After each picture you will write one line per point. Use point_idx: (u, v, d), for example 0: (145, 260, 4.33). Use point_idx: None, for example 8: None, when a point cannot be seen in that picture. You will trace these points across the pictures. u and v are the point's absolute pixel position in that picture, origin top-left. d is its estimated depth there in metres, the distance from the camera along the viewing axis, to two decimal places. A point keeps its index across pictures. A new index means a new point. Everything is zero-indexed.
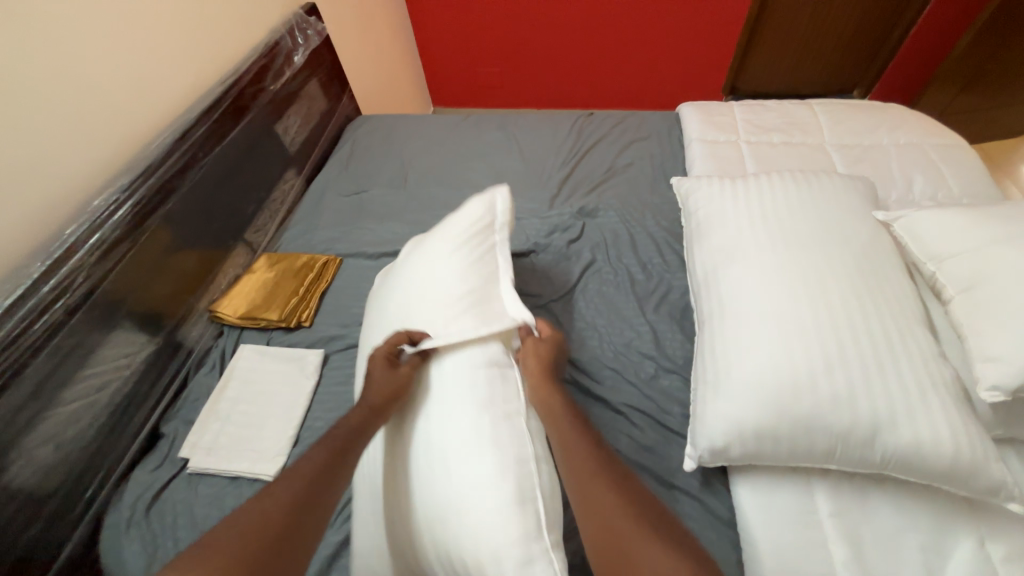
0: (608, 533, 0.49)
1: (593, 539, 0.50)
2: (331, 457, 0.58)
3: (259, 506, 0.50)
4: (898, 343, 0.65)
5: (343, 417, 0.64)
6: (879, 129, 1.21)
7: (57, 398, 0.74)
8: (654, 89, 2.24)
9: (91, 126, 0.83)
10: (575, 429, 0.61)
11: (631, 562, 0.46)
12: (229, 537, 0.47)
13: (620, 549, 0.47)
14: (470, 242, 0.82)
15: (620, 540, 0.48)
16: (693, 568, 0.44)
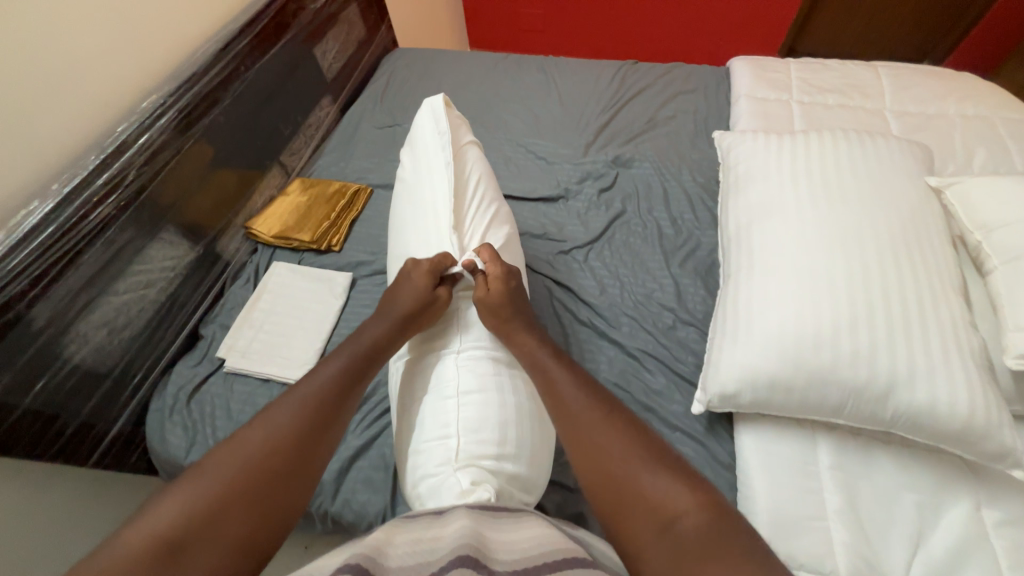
0: (603, 468, 0.52)
1: (590, 474, 0.53)
2: (343, 372, 0.60)
3: (266, 427, 0.52)
4: (929, 307, 0.64)
5: (357, 341, 0.65)
6: (947, 98, 1.12)
7: (110, 287, 0.80)
8: (705, 45, 2.10)
9: (142, 27, 0.84)
10: (567, 375, 0.62)
11: (627, 490, 0.50)
12: (235, 454, 0.49)
13: (618, 483, 0.51)
14: (432, 178, 0.79)
15: (615, 472, 0.52)
16: (684, 487, 0.49)
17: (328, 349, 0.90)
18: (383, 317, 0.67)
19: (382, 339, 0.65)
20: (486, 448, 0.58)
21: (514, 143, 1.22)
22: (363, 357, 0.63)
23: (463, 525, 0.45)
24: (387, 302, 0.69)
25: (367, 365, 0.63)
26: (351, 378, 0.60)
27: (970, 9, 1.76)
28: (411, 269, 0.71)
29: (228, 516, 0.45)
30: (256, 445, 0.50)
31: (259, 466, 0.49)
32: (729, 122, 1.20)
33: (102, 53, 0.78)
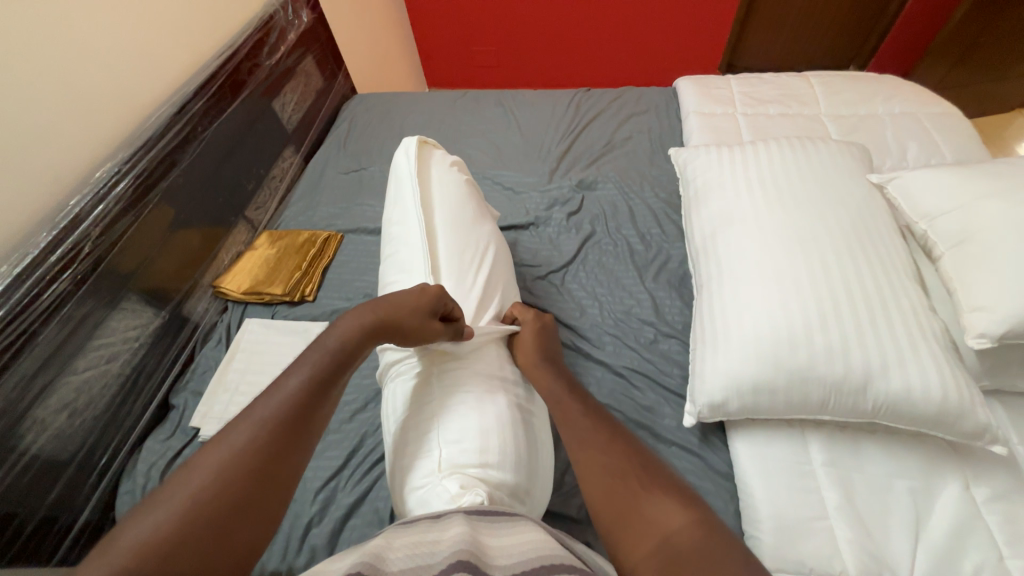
0: (618, 500, 0.52)
1: (604, 508, 0.52)
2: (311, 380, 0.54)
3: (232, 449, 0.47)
4: (891, 299, 0.67)
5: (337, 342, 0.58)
6: (875, 99, 1.21)
7: (69, 366, 0.76)
8: (651, 67, 2.23)
9: (93, 99, 0.83)
10: (585, 413, 0.63)
11: (644, 519, 0.49)
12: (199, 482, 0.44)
13: (633, 510, 0.51)
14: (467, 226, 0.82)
15: (630, 503, 0.51)
16: (705, 522, 0.48)
17: None
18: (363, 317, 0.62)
19: (351, 346, 0.59)
20: (474, 453, 0.57)
21: (480, 176, 1.25)
22: (336, 364, 0.57)
23: (462, 529, 0.45)
24: (363, 304, 0.63)
25: (338, 372, 0.57)
26: (320, 385, 0.55)
27: (881, 20, 1.95)
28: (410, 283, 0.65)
29: (193, 551, 0.40)
30: (218, 469, 0.45)
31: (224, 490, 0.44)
32: (682, 138, 1.26)
33: (50, 128, 0.76)
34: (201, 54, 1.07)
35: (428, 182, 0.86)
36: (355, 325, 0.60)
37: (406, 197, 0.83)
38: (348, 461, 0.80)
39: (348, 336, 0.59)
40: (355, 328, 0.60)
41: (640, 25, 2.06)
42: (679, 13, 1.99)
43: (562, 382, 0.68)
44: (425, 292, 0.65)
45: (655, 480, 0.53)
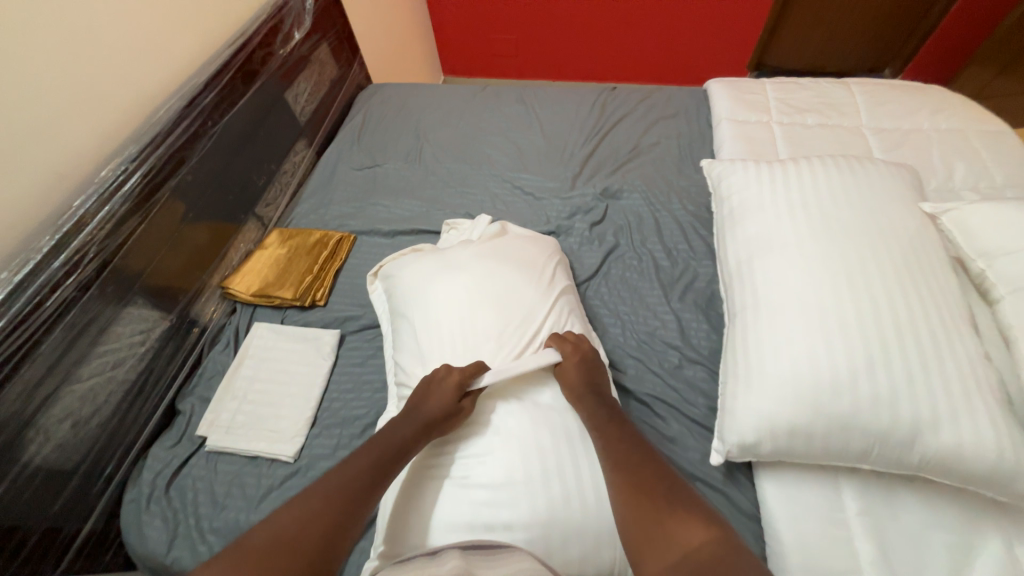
0: (647, 521, 0.52)
1: (632, 528, 0.53)
2: (369, 461, 0.60)
3: (298, 525, 0.52)
4: (944, 343, 0.63)
5: (398, 433, 0.63)
6: (920, 112, 1.15)
7: (74, 375, 0.73)
8: (678, 64, 2.13)
9: (98, 92, 0.79)
10: (621, 431, 0.62)
11: (667, 537, 0.50)
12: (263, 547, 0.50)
13: (658, 530, 0.51)
14: (510, 296, 0.75)
15: (660, 522, 0.52)
16: (719, 544, 0.49)
17: (319, 417, 0.84)
18: (416, 415, 0.64)
19: (408, 444, 0.62)
20: (459, 512, 0.58)
21: (499, 179, 1.19)
22: (399, 443, 0.62)
23: (456, 564, 0.48)
24: (421, 396, 0.65)
25: (398, 456, 0.61)
26: (381, 469, 0.60)
27: (923, 23, 1.86)
28: (444, 372, 0.66)
29: None
30: (271, 538, 0.51)
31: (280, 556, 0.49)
32: (712, 146, 1.20)
33: (53, 125, 0.73)
34: (211, 42, 1.02)
35: (404, 267, 0.84)
36: (419, 425, 0.63)
37: (396, 297, 0.83)
38: None
39: (404, 438, 0.62)
40: (412, 428, 0.63)
41: (667, 19, 1.97)
42: (710, 7, 1.90)
43: (610, 409, 0.65)
44: (448, 379, 0.65)
45: (681, 500, 0.54)
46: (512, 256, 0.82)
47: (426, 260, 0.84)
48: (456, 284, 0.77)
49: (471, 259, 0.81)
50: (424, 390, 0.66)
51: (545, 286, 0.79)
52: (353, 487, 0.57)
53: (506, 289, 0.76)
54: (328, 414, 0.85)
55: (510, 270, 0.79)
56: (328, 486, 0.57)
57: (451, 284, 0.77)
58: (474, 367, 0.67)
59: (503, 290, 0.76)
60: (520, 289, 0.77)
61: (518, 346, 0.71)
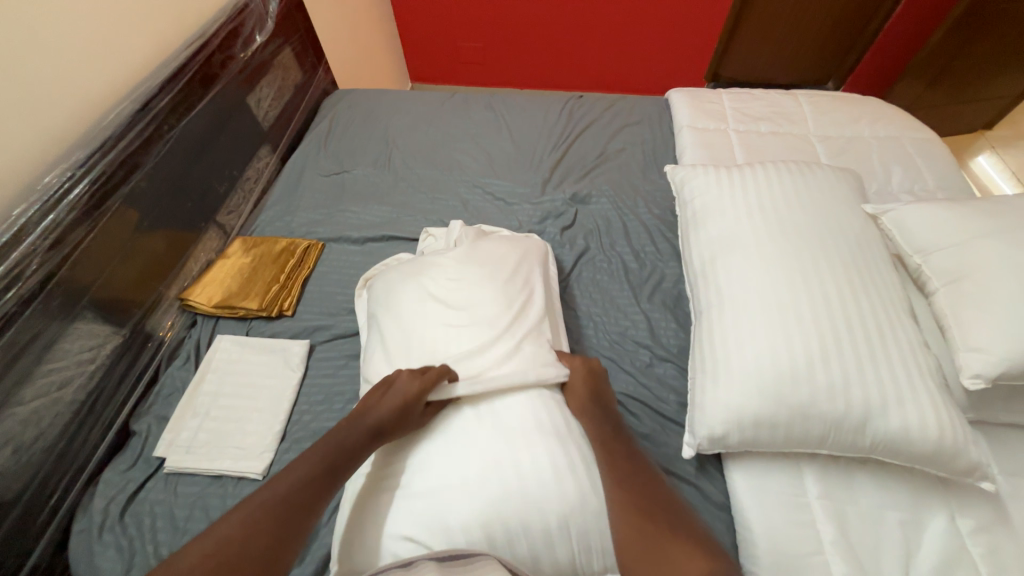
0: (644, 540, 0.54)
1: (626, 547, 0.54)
2: (315, 467, 0.59)
3: (232, 536, 0.51)
4: (888, 333, 0.68)
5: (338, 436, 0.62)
6: (861, 121, 1.23)
7: (14, 396, 0.68)
8: (641, 74, 2.21)
9: (42, 96, 0.74)
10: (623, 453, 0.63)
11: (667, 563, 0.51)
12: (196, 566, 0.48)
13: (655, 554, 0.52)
14: (498, 292, 0.75)
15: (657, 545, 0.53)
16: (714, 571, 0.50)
17: (289, 430, 0.81)
18: (358, 416, 0.64)
19: (352, 445, 0.62)
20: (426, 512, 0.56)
21: (469, 185, 1.20)
22: (347, 448, 0.61)
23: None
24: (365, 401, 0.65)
25: (347, 460, 0.61)
26: (325, 477, 0.59)
27: (859, 40, 2.01)
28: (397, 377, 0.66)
29: None
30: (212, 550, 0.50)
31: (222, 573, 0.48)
32: (675, 152, 1.25)
33: None
34: (167, 44, 0.98)
35: (384, 275, 0.84)
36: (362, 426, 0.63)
37: (371, 302, 0.83)
38: None
39: (344, 441, 0.62)
40: (355, 429, 0.63)
41: (629, 32, 2.04)
42: (668, 21, 1.98)
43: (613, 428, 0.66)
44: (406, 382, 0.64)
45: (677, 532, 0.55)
46: (494, 254, 0.82)
47: (406, 265, 0.83)
48: (425, 287, 0.76)
49: (446, 262, 0.80)
50: (376, 392, 0.65)
51: (515, 292, 0.77)
52: (299, 494, 0.56)
53: (492, 287, 0.75)
54: (298, 427, 0.82)
55: (479, 273, 0.78)
56: (277, 494, 0.55)
57: (418, 288, 0.77)
58: (437, 373, 0.65)
59: (468, 296, 0.74)
60: (508, 288, 0.76)
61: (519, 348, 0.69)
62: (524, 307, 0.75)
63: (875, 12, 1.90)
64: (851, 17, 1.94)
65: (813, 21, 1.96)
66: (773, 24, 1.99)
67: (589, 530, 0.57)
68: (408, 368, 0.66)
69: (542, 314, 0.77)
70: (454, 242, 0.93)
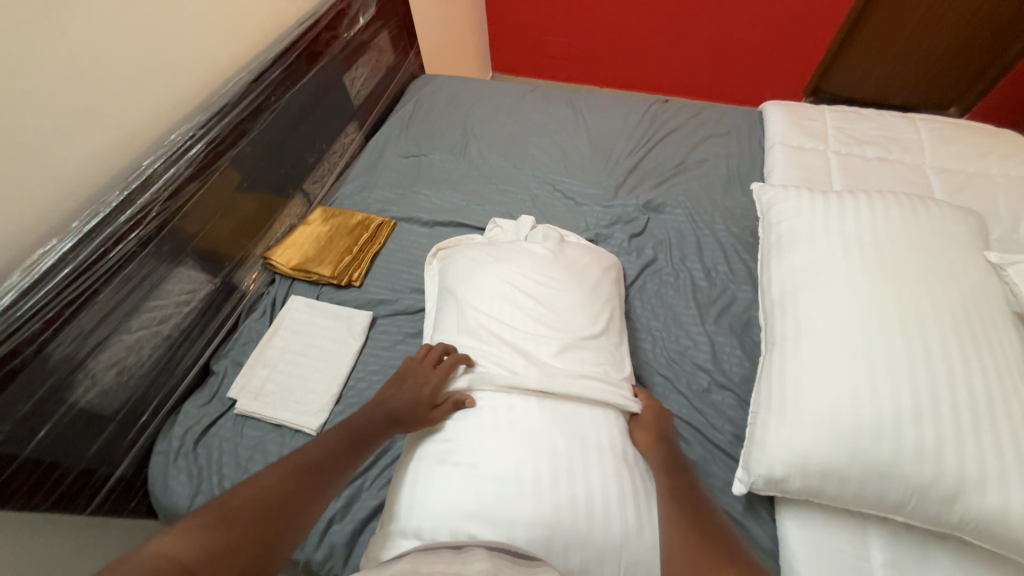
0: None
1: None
2: (342, 441, 0.64)
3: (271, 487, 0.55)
4: (999, 401, 0.60)
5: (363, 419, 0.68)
6: (990, 156, 1.09)
7: (125, 325, 0.77)
8: (732, 83, 2.09)
9: (176, 61, 0.83)
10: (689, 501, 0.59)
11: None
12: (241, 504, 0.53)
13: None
14: (572, 297, 0.75)
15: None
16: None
17: (344, 394, 0.86)
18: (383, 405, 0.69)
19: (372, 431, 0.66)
20: (465, 503, 0.57)
21: (541, 180, 1.19)
22: (364, 430, 0.66)
23: (486, 565, 0.47)
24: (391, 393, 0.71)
25: (364, 441, 0.65)
26: (346, 451, 0.63)
27: (997, 63, 1.77)
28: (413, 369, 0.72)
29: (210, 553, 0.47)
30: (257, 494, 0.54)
31: (251, 513, 0.52)
32: (763, 169, 1.17)
33: (133, 85, 0.76)
34: (282, 21, 1.05)
35: (458, 256, 0.85)
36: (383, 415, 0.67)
37: (444, 278, 0.84)
38: (375, 460, 0.78)
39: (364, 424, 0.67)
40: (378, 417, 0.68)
41: (727, 37, 1.93)
42: (772, 27, 1.85)
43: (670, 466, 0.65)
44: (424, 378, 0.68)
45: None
46: (570, 258, 0.82)
47: (482, 249, 0.84)
48: (505, 276, 0.76)
49: (530, 257, 0.79)
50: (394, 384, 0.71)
51: (592, 305, 0.76)
52: (324, 462, 0.61)
53: (568, 291, 0.76)
54: (352, 392, 0.86)
55: (560, 276, 0.77)
56: (306, 457, 0.60)
57: (500, 275, 0.77)
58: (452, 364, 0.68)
59: (548, 296, 0.74)
60: (582, 295, 0.76)
61: (590, 361, 0.69)
62: (595, 318, 0.75)
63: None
64: (990, 37, 1.72)
65: (943, 38, 1.76)
66: (894, 37, 1.79)
67: (627, 544, 0.56)
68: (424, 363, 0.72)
69: (611, 327, 0.76)
70: (524, 237, 0.93)
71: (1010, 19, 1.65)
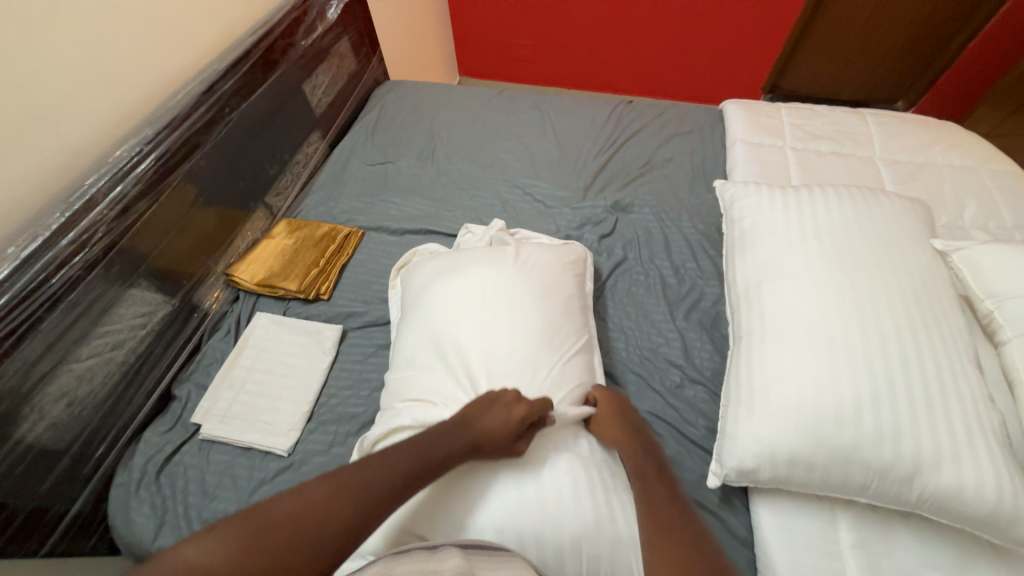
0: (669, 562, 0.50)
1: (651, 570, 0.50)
2: (408, 467, 0.54)
3: (317, 513, 0.48)
4: (949, 384, 0.63)
5: (445, 434, 0.58)
6: (934, 147, 1.15)
7: (73, 353, 0.73)
8: (694, 82, 2.14)
9: (119, 75, 0.79)
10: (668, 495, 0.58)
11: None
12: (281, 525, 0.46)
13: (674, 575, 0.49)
14: (530, 297, 0.75)
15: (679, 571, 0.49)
16: None
17: (316, 412, 0.84)
18: (466, 429, 0.58)
19: (452, 457, 0.57)
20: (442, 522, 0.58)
21: (510, 184, 1.19)
22: (442, 456, 0.57)
23: (459, 563, 0.47)
24: (478, 411, 0.60)
25: (437, 466, 0.56)
26: (415, 475, 0.54)
27: (939, 58, 1.87)
28: (507, 396, 0.62)
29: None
30: (295, 518, 0.47)
31: (281, 543, 0.45)
32: (726, 166, 1.21)
33: (71, 100, 0.72)
34: (233, 30, 1.02)
35: (419, 268, 0.85)
36: (462, 441, 0.58)
37: (407, 292, 0.84)
38: None
39: (442, 449, 0.57)
40: (459, 442, 0.58)
41: (686, 38, 1.98)
42: (729, 28, 1.91)
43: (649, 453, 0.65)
44: (514, 414, 0.59)
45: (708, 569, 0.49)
46: (531, 260, 0.82)
47: (442, 259, 0.84)
48: (463, 284, 0.76)
49: (489, 263, 0.80)
50: (485, 403, 0.61)
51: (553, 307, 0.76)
52: (385, 482, 0.52)
53: (525, 292, 0.75)
54: (324, 409, 0.84)
55: (516, 280, 0.77)
56: (366, 476, 0.52)
57: (457, 284, 0.77)
58: (540, 407, 0.62)
59: (506, 299, 0.74)
60: (540, 295, 0.76)
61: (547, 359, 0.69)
62: (554, 315, 0.75)
63: (959, 29, 1.77)
64: (931, 34, 1.81)
65: (887, 36, 1.85)
66: (843, 36, 1.88)
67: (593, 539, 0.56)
68: (515, 390, 0.62)
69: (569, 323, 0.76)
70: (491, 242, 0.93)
71: (947, 18, 1.75)
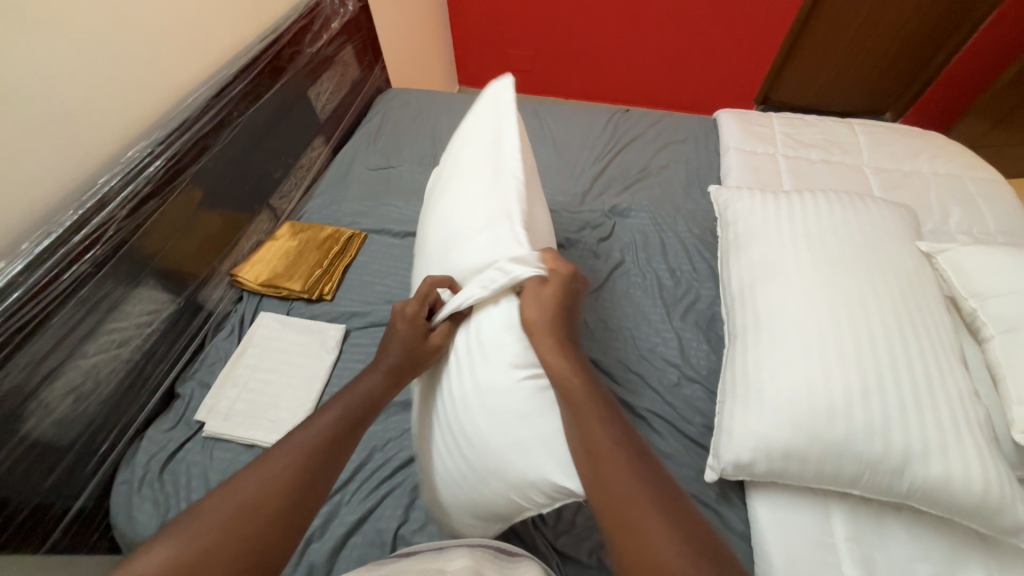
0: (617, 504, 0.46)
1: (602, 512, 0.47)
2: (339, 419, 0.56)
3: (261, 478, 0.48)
4: (937, 379, 0.65)
5: (366, 380, 0.61)
6: (920, 156, 1.19)
7: (80, 350, 0.74)
8: (689, 93, 2.19)
9: (132, 79, 0.81)
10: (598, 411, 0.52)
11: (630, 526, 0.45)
12: (225, 504, 0.46)
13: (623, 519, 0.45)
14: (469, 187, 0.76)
15: (627, 511, 0.45)
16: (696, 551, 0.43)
17: None
18: (380, 361, 0.63)
19: (376, 392, 0.60)
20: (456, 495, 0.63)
21: None
22: (366, 403, 0.59)
23: (466, 563, 0.49)
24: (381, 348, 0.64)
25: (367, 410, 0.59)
26: (352, 421, 0.57)
27: (924, 71, 1.94)
28: (397, 316, 0.66)
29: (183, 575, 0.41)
30: (244, 493, 0.47)
31: (235, 517, 0.45)
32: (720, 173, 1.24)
33: (86, 103, 0.74)
34: (242, 37, 1.04)
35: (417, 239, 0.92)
36: (382, 376, 0.61)
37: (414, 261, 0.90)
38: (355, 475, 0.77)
39: (368, 392, 0.60)
40: (377, 376, 0.62)
41: (681, 51, 2.03)
42: (722, 42, 1.96)
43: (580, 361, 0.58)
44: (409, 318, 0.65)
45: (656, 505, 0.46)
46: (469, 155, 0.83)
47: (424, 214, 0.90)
48: (429, 222, 0.82)
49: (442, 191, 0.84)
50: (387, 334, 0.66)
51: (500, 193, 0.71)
52: (324, 438, 0.53)
53: (463, 188, 0.77)
54: None
55: (456, 185, 0.80)
56: (299, 439, 0.53)
57: (426, 227, 0.83)
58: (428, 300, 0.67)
59: (452, 204, 0.77)
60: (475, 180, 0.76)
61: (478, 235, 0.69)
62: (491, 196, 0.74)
63: (943, 44, 1.85)
64: (915, 49, 1.88)
65: (874, 50, 1.92)
66: (832, 50, 1.94)
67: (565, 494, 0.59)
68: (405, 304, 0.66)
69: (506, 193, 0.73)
70: None
71: (931, 33, 1.82)
